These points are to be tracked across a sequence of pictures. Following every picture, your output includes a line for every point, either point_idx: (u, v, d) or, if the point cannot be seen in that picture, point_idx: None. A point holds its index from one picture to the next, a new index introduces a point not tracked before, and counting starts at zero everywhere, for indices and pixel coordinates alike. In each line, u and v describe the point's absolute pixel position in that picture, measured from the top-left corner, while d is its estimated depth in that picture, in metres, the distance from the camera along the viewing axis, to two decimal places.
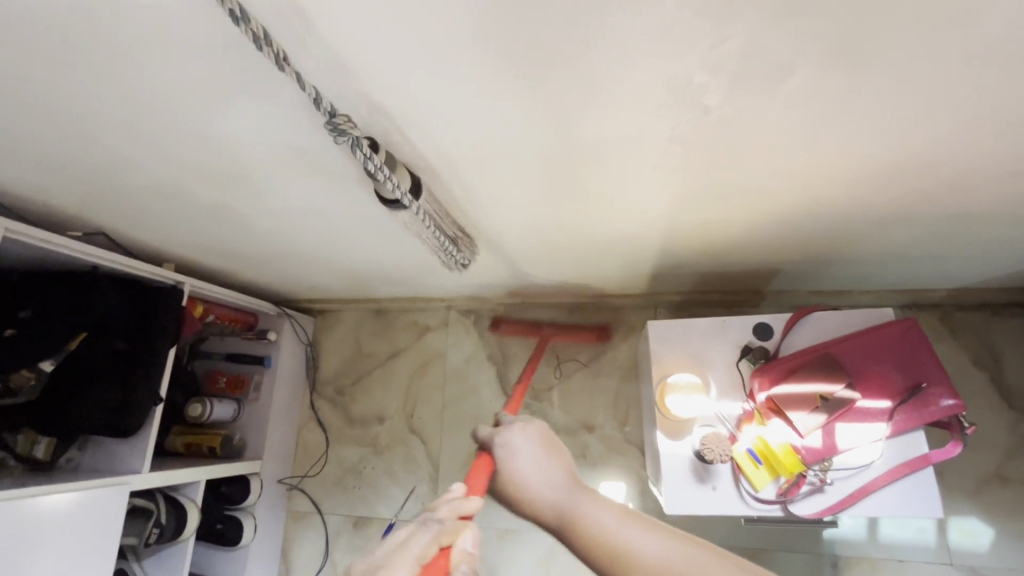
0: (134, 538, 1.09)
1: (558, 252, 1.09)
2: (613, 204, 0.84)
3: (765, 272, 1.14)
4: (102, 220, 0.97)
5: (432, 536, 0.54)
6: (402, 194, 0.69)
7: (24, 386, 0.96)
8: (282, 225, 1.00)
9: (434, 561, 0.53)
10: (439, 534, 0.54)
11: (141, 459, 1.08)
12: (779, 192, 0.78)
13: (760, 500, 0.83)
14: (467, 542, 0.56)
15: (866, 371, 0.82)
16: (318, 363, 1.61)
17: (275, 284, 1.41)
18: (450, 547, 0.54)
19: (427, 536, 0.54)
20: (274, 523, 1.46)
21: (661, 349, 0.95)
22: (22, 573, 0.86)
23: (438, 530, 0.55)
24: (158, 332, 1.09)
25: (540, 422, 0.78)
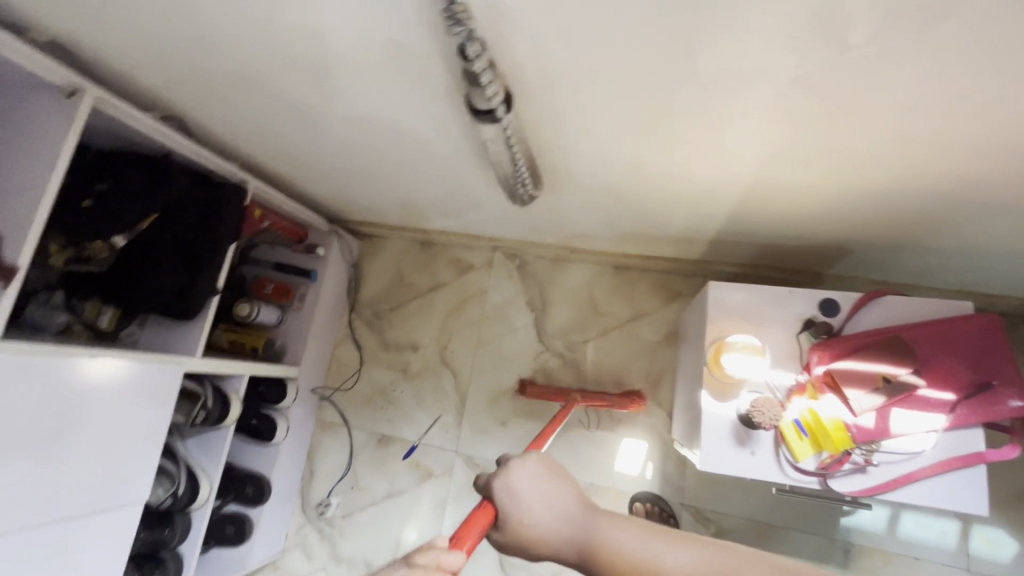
0: (182, 417, 1.15)
1: (623, 201, 1.06)
2: (700, 152, 0.81)
3: (832, 252, 1.10)
4: (183, 104, 0.97)
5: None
6: (498, 101, 0.67)
7: (97, 256, 1.01)
8: (354, 134, 1.00)
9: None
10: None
11: (195, 343, 1.12)
12: (883, 159, 0.73)
13: (798, 470, 0.83)
14: None
15: (934, 360, 0.79)
16: (359, 286, 1.63)
17: (331, 200, 1.42)
18: None
19: None
20: (304, 428, 1.52)
21: (719, 310, 0.92)
22: (69, 444, 0.90)
23: None
24: (221, 225, 1.11)
25: (543, 452, 0.61)
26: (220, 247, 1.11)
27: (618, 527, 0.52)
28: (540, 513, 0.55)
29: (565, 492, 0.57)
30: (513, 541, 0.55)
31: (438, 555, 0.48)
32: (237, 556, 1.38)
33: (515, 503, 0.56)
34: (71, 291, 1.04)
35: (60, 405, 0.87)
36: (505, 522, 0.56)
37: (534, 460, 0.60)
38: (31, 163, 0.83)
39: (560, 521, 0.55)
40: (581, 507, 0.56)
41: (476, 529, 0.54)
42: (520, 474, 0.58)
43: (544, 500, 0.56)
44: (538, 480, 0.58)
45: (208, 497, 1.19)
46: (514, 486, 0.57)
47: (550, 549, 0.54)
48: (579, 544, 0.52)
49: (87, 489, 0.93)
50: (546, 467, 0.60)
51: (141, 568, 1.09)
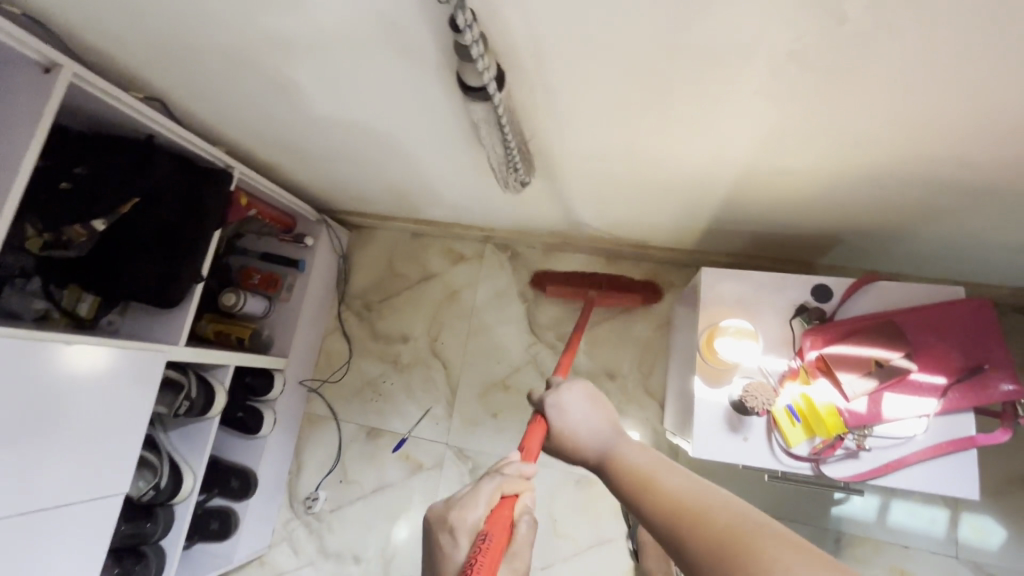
0: (164, 409, 1.11)
1: (616, 189, 1.05)
2: (694, 134, 0.80)
3: (824, 242, 1.10)
4: (165, 84, 0.95)
5: (496, 483, 0.66)
6: (490, 78, 0.65)
7: (76, 241, 0.97)
8: (343, 118, 0.97)
9: (500, 507, 0.64)
10: (503, 481, 0.66)
11: (178, 331, 1.09)
12: (876, 141, 0.73)
13: (791, 456, 0.82)
14: (527, 498, 0.67)
15: (926, 345, 0.79)
16: (348, 277, 1.61)
17: (319, 189, 1.40)
18: (513, 497, 0.66)
19: (491, 484, 0.65)
20: (292, 421, 1.50)
21: (712, 296, 0.92)
22: (44, 439, 0.86)
23: (502, 480, 0.66)
24: (205, 211, 1.08)
25: (584, 380, 0.81)
26: (205, 234, 1.09)
27: (629, 446, 0.64)
28: (580, 425, 0.74)
29: (601, 413, 0.75)
30: (560, 447, 0.75)
31: (520, 467, 0.70)
32: (222, 551, 1.35)
33: (559, 418, 0.77)
34: (48, 277, 1.01)
35: (37, 396, 0.84)
36: (553, 432, 0.78)
37: (578, 389, 0.79)
38: (8, 143, 0.80)
39: (589, 431, 0.72)
40: (610, 428, 0.70)
41: (537, 441, 0.79)
42: (568, 396, 0.79)
43: (585, 418, 0.75)
44: (582, 401, 0.78)
45: (191, 490, 1.16)
46: (563, 406, 0.78)
47: (579, 450, 0.71)
48: (601, 451, 0.67)
49: (66, 485, 0.90)
50: (589, 393, 0.79)
51: (121, 561, 1.06)
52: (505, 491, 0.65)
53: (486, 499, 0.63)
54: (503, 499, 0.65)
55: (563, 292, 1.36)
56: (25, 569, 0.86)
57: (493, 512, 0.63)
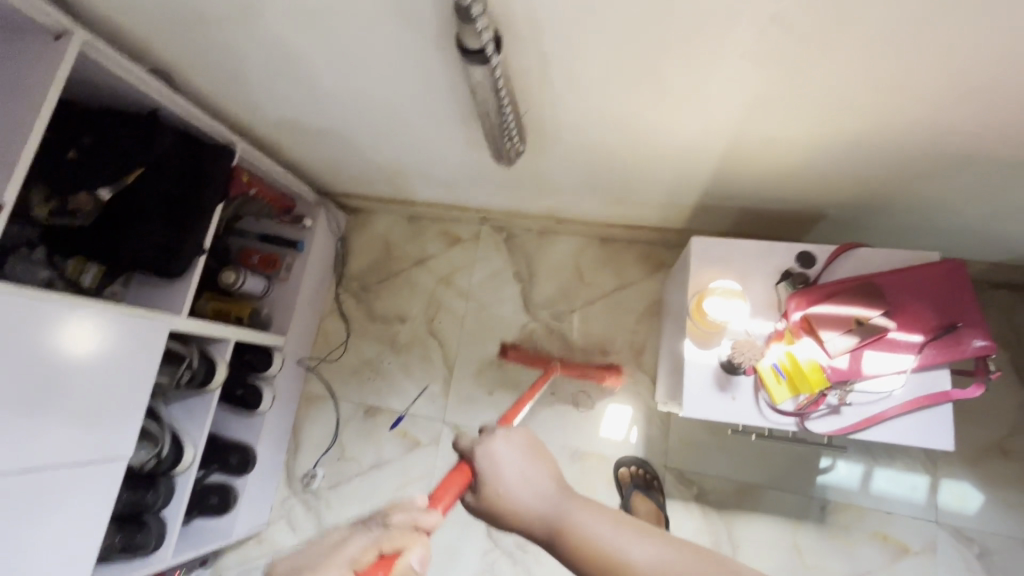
0: (167, 379, 1.13)
1: (609, 164, 1.09)
2: (685, 104, 0.84)
3: (809, 217, 1.14)
4: (171, 56, 0.97)
5: (373, 540, 0.52)
6: (488, 39, 0.69)
7: (83, 209, 0.99)
8: (344, 93, 1.00)
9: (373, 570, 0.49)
10: (382, 537, 0.52)
11: (181, 301, 1.11)
12: (855, 105, 0.77)
13: (776, 412, 0.86)
14: (413, 555, 0.52)
15: (903, 305, 0.83)
16: (346, 260, 1.63)
17: (319, 169, 1.42)
18: (393, 557, 0.51)
19: (367, 541, 0.51)
20: (290, 400, 1.51)
21: (702, 264, 0.95)
22: (45, 409, 0.87)
23: (382, 536, 0.52)
24: (209, 184, 1.10)
25: (525, 429, 0.64)
26: (208, 206, 1.11)
27: (588, 515, 0.54)
28: (517, 483, 0.59)
29: (541, 468, 0.60)
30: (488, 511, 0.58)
31: (418, 518, 0.56)
32: (221, 527, 1.36)
33: (494, 473, 0.60)
34: (54, 248, 1.02)
35: (35, 366, 0.85)
36: (481, 484, 0.60)
37: (513, 434, 0.63)
38: (18, 107, 0.82)
39: (531, 495, 0.57)
40: (557, 492, 0.58)
41: (452, 491, 0.61)
42: (503, 446, 0.62)
43: (523, 477, 0.59)
44: (517, 452, 0.62)
45: (192, 460, 1.18)
46: (497, 457, 0.61)
47: (517, 518, 0.56)
48: (548, 521, 0.55)
49: (66, 452, 0.91)
50: (528, 445, 0.63)
51: (123, 530, 1.07)
52: (385, 548, 0.52)
53: (351, 559, 0.50)
54: (379, 560, 0.51)
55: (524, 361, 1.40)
56: (31, 532, 0.88)
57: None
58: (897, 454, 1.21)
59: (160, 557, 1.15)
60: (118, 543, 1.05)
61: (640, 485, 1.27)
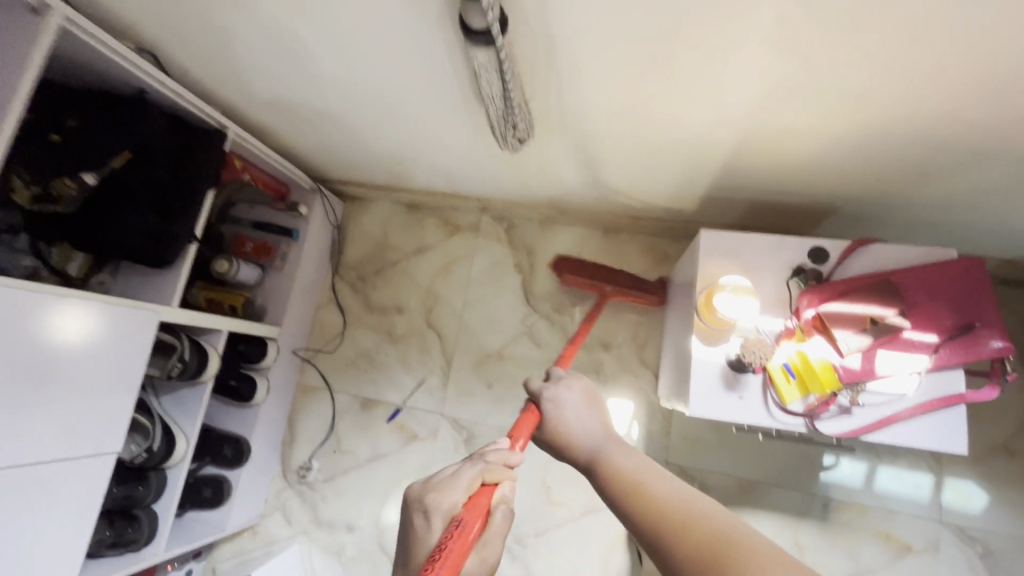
0: (157, 370, 1.10)
1: (616, 153, 1.05)
2: (697, 92, 0.80)
3: (820, 211, 1.10)
4: (157, 34, 0.92)
5: (477, 471, 0.69)
6: (495, 19, 0.64)
7: (65, 196, 0.95)
8: (340, 75, 0.96)
9: (477, 494, 0.67)
10: (484, 470, 0.69)
11: (171, 292, 1.07)
12: (877, 96, 0.73)
13: (785, 413, 0.84)
14: (506, 488, 0.69)
15: (919, 303, 0.81)
16: (342, 248, 1.60)
17: (315, 155, 1.38)
18: (492, 486, 0.69)
19: (472, 471, 0.69)
20: (285, 391, 1.49)
21: (711, 258, 0.92)
22: (36, 402, 0.85)
23: (483, 468, 0.69)
24: (199, 170, 1.06)
25: (583, 379, 0.83)
26: (198, 193, 1.07)
27: (622, 453, 0.68)
28: (574, 421, 0.76)
29: (596, 414, 0.77)
30: (549, 440, 0.77)
31: (505, 456, 0.73)
32: (214, 519, 1.34)
33: (558, 414, 0.78)
34: (36, 235, 0.98)
35: (14, 361, 0.82)
36: (548, 424, 0.78)
37: (577, 385, 0.82)
38: None
39: (584, 430, 0.74)
40: (604, 435, 0.73)
41: (526, 429, 0.79)
42: (567, 393, 0.80)
43: (579, 418, 0.77)
44: (578, 400, 0.79)
45: (184, 454, 1.15)
46: (561, 400, 0.80)
47: (573, 450, 0.73)
48: (591, 452, 0.70)
49: (58, 445, 0.89)
50: (587, 392, 0.81)
51: (113, 524, 1.05)
52: (487, 478, 0.69)
53: (465, 486, 0.67)
54: (482, 486, 0.68)
55: (575, 279, 1.34)
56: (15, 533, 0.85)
57: (472, 496, 0.67)
58: (902, 453, 1.20)
59: (150, 553, 1.12)
60: (107, 538, 1.04)
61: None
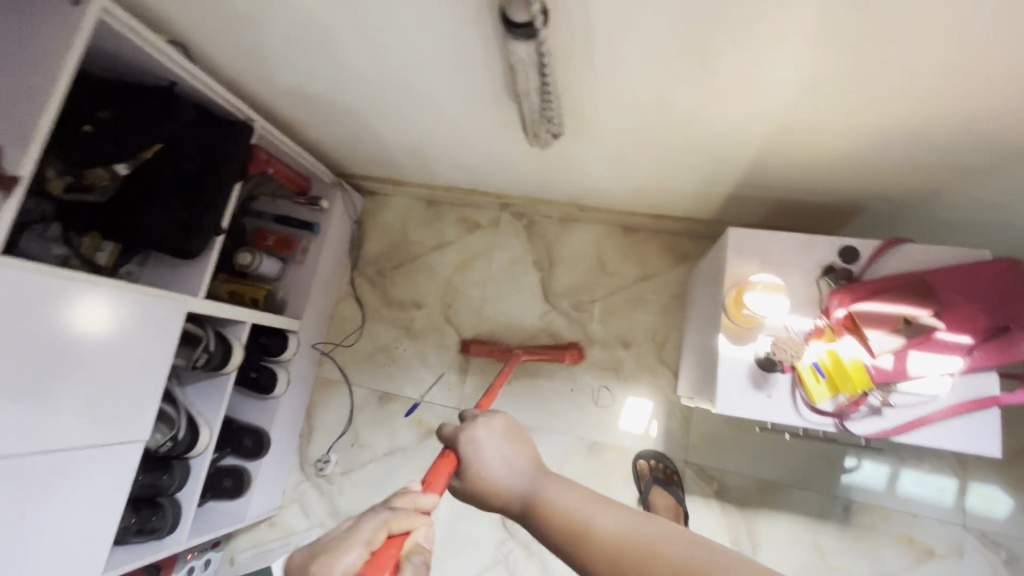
0: (184, 361, 1.12)
1: (643, 149, 1.05)
2: (733, 86, 0.79)
3: (847, 210, 1.10)
4: (194, 27, 0.93)
5: (381, 521, 0.50)
6: (538, 11, 0.65)
7: (98, 184, 0.97)
8: (371, 70, 0.96)
9: (384, 548, 0.48)
10: (390, 518, 0.50)
11: (198, 283, 1.08)
12: (916, 92, 0.72)
13: (814, 413, 0.84)
14: (420, 534, 0.52)
15: (953, 304, 0.80)
16: (361, 243, 1.60)
17: (337, 150, 1.39)
18: (402, 536, 0.50)
19: (375, 520, 0.49)
20: (304, 384, 1.49)
21: (739, 257, 0.92)
22: (58, 392, 0.84)
23: (389, 516, 0.50)
24: (227, 163, 1.07)
25: (505, 413, 0.67)
26: (226, 186, 1.07)
27: (558, 487, 0.54)
28: (498, 464, 0.60)
29: (523, 449, 0.62)
30: (472, 489, 0.60)
31: (415, 498, 0.55)
32: (234, 510, 1.35)
33: (475, 459, 0.61)
34: (69, 224, 1.00)
35: (39, 349, 0.81)
36: (467, 471, 0.61)
37: (495, 417, 0.66)
38: (35, 77, 0.78)
39: (511, 472, 0.59)
40: (534, 470, 0.59)
41: (443, 476, 0.61)
42: (483, 433, 0.64)
43: (503, 461, 0.61)
44: (496, 441, 0.63)
45: (209, 444, 1.16)
46: (478, 440, 0.63)
47: (500, 496, 0.57)
48: (523, 492, 0.56)
49: (81, 434, 0.89)
50: (509, 428, 0.65)
51: (138, 512, 1.06)
52: (394, 530, 0.50)
53: (365, 542, 0.48)
54: (390, 537, 0.49)
55: (478, 351, 1.40)
56: (39, 522, 0.85)
57: (377, 552, 0.48)
58: (925, 456, 1.18)
59: (174, 541, 1.14)
60: (133, 525, 1.05)
61: (660, 479, 1.25)
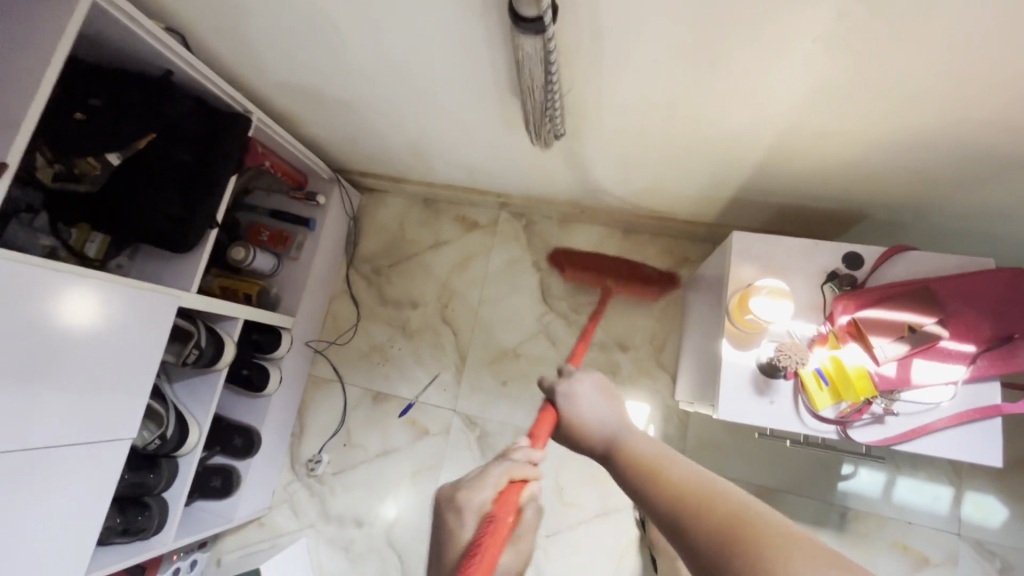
0: (173, 357, 1.08)
1: (648, 150, 1.03)
2: (743, 88, 0.79)
3: (849, 217, 1.09)
4: (191, 15, 0.91)
5: (505, 468, 0.64)
6: (547, 7, 0.63)
7: (88, 174, 0.94)
8: (372, 64, 0.94)
9: (507, 491, 0.62)
10: (511, 466, 0.65)
11: (190, 278, 1.05)
12: (925, 98, 0.72)
13: (816, 419, 0.83)
14: (535, 483, 0.66)
15: (958, 313, 0.79)
16: (358, 240, 1.58)
17: (335, 145, 1.36)
18: (521, 481, 0.64)
19: (501, 468, 0.64)
20: (296, 382, 1.47)
21: (744, 261, 0.91)
22: (43, 385, 0.81)
23: (511, 465, 0.65)
24: (223, 154, 1.04)
25: (598, 372, 0.78)
26: (222, 178, 1.05)
27: (638, 434, 0.62)
28: (593, 413, 0.71)
29: (611, 401, 0.73)
30: (569, 436, 0.72)
31: (528, 453, 0.70)
32: (223, 510, 1.32)
33: (571, 404, 0.74)
34: (56, 214, 0.96)
35: (23, 348, 0.78)
36: (563, 424, 0.74)
37: (588, 376, 0.78)
38: (25, 60, 0.75)
39: (601, 419, 0.70)
40: (623, 420, 0.67)
41: (547, 428, 0.76)
42: (579, 387, 0.76)
43: (595, 411, 0.71)
44: (594, 392, 0.75)
45: (198, 442, 1.14)
46: (575, 393, 0.76)
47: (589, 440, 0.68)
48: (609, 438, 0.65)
49: (66, 428, 0.86)
50: (601, 385, 0.77)
51: (124, 512, 1.03)
52: (515, 475, 0.64)
53: (494, 484, 0.62)
54: (511, 483, 0.63)
55: (579, 271, 1.28)
56: (18, 528, 0.82)
57: (502, 493, 0.61)
58: (922, 464, 1.18)
59: (160, 543, 1.10)
60: (117, 525, 1.01)
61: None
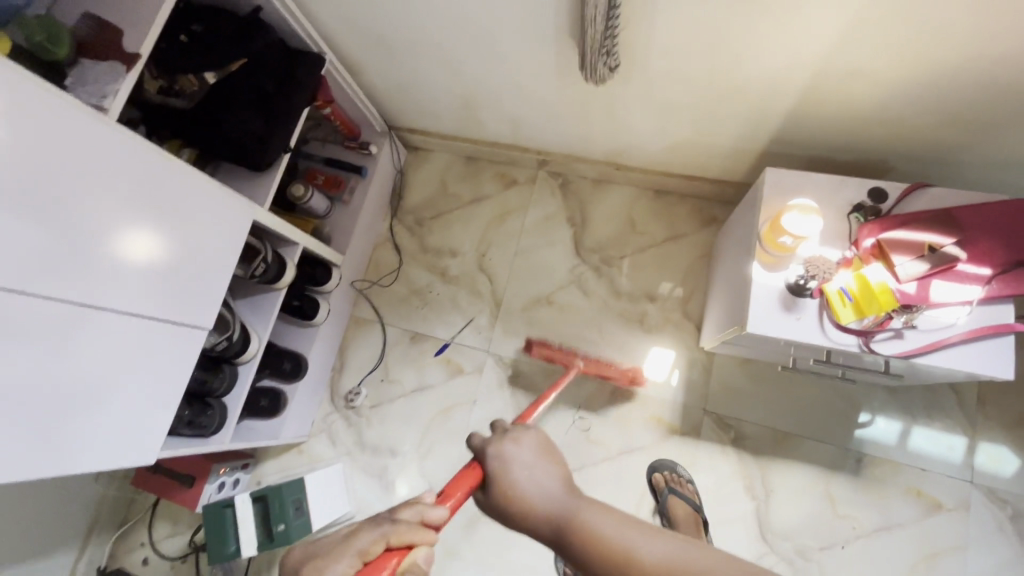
0: (242, 270, 1.18)
1: (687, 99, 1.12)
2: (783, 26, 0.87)
3: (873, 171, 1.16)
4: None
5: (380, 532, 0.53)
6: None
7: (186, 90, 1.08)
8: (443, 7, 1.05)
9: (383, 558, 0.51)
10: (390, 530, 0.53)
11: (265, 195, 1.14)
12: (950, 34, 0.80)
13: (839, 332, 0.89)
14: (420, 553, 0.54)
15: (976, 237, 0.86)
16: (403, 193, 1.68)
17: (391, 98, 1.47)
18: (403, 548, 0.52)
19: (376, 531, 0.53)
20: (340, 320, 1.56)
21: (774, 194, 0.98)
22: (109, 299, 0.83)
23: (391, 527, 0.53)
24: (298, 83, 1.14)
25: (538, 428, 0.61)
26: (296, 106, 1.13)
27: (597, 510, 0.51)
28: (526, 485, 0.55)
29: (557, 468, 0.57)
30: (494, 505, 0.56)
31: (425, 511, 0.56)
32: (270, 428, 1.40)
33: (498, 474, 0.57)
34: (154, 128, 1.09)
35: (132, 232, 0.85)
36: (492, 484, 0.57)
37: (530, 431, 0.61)
38: None
39: (544, 494, 0.54)
40: (566, 490, 0.54)
41: (463, 489, 0.58)
42: (514, 445, 0.59)
43: (533, 483, 0.55)
44: (532, 451, 0.58)
45: (257, 352, 1.23)
46: (506, 454, 0.58)
47: (526, 519, 0.54)
48: (557, 522, 0.52)
49: (133, 331, 0.88)
50: (542, 444, 0.60)
51: (191, 405, 1.12)
52: (397, 539, 0.52)
53: (359, 551, 0.51)
54: (388, 550, 0.52)
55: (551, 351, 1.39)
56: (80, 444, 0.84)
57: (375, 558, 0.51)
58: (936, 415, 1.24)
59: (217, 442, 1.19)
60: (186, 416, 1.10)
61: (674, 488, 1.25)
